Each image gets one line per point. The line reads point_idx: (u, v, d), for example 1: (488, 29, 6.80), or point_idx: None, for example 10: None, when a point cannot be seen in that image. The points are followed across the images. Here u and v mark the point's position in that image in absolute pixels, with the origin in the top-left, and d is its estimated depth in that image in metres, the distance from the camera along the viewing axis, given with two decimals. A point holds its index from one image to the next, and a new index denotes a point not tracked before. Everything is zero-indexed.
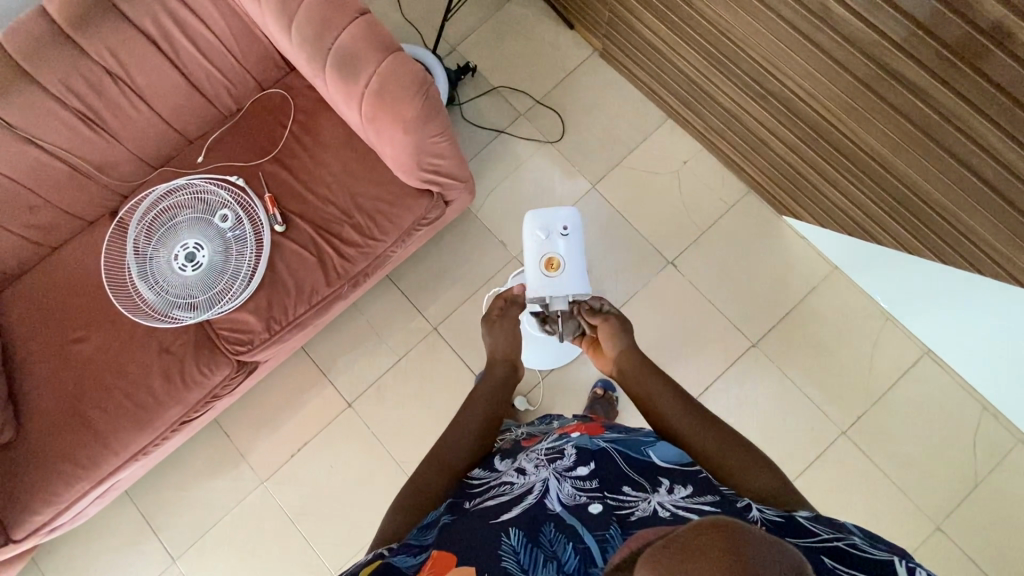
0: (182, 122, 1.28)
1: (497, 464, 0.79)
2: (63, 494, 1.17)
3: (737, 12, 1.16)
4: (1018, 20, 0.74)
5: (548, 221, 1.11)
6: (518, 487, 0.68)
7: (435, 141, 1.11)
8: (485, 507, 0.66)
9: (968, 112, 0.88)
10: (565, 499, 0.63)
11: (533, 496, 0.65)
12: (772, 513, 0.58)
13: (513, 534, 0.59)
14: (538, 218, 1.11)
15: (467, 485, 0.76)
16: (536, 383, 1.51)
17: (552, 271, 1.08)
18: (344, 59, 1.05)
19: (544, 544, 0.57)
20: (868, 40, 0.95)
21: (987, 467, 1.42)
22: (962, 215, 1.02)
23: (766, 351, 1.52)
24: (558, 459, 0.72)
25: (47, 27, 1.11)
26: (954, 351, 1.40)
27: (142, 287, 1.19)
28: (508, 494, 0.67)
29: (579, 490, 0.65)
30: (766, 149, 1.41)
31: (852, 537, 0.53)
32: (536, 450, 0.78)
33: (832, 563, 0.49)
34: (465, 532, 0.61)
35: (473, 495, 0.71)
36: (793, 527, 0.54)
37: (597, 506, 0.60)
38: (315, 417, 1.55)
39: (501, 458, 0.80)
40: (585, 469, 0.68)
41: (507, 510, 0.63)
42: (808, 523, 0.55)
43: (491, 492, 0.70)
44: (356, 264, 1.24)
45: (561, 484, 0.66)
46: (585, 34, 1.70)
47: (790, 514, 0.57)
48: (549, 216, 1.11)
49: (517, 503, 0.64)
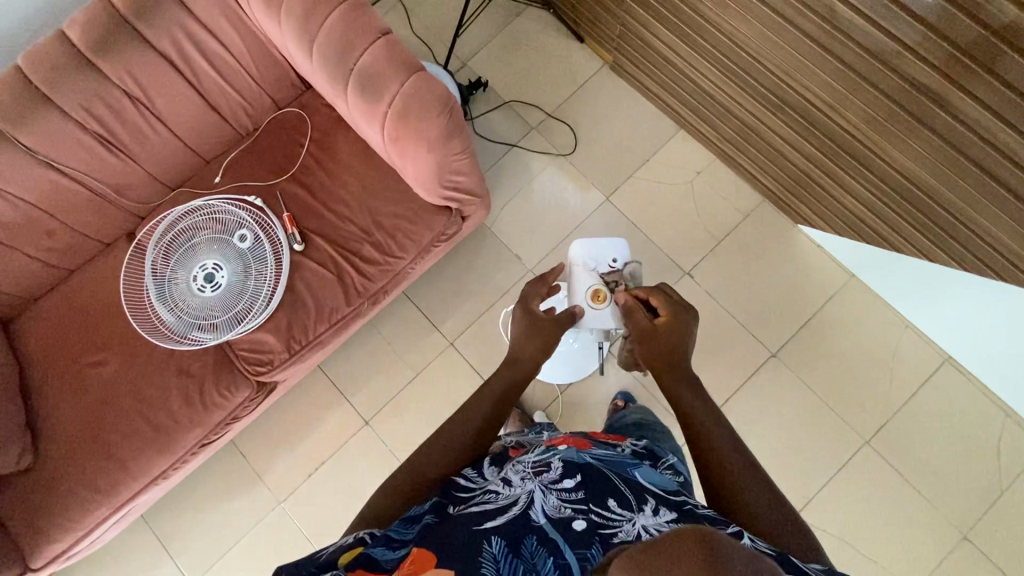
0: (200, 143, 1.27)
1: (485, 470, 0.76)
2: (83, 521, 1.15)
3: (750, 22, 1.16)
4: None
5: (597, 254, 1.16)
6: (503, 497, 0.66)
7: (457, 159, 1.10)
8: (469, 513, 0.62)
9: (986, 116, 0.88)
10: (550, 511, 0.61)
11: (517, 508, 0.62)
12: (763, 546, 0.55)
13: (495, 542, 0.56)
14: (587, 249, 1.16)
15: (454, 487, 0.72)
16: (554, 397, 1.50)
17: (597, 302, 1.08)
18: (365, 80, 1.05)
19: (524, 554, 0.54)
20: (882, 47, 0.95)
21: (1012, 473, 1.41)
22: (979, 217, 1.02)
23: (785, 360, 1.51)
24: (544, 471, 0.70)
25: (67, 51, 1.11)
26: (975, 358, 1.40)
27: (161, 309, 1.18)
28: (493, 502, 0.65)
29: (565, 502, 0.63)
30: (780, 157, 1.41)
31: None
32: (523, 461, 0.76)
33: None
34: (448, 538, 0.57)
35: (458, 499, 0.68)
36: (785, 563, 0.52)
37: (582, 522, 0.58)
38: (333, 436, 1.53)
39: (488, 464, 0.78)
40: (572, 481, 0.67)
41: (490, 518, 0.60)
42: (804, 568, 0.52)
43: (475, 497, 0.67)
44: (375, 281, 1.23)
45: (546, 496, 0.64)
46: (595, 47, 1.70)
47: (783, 553, 0.55)
48: (595, 248, 1.16)
49: (503, 512, 0.61)
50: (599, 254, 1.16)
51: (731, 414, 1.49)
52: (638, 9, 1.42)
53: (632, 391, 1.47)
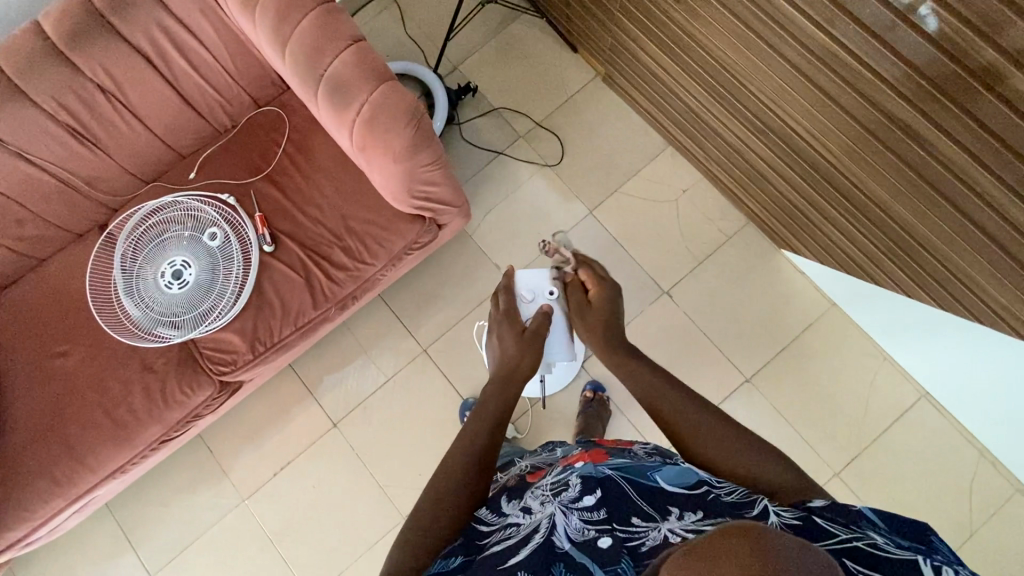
0: (176, 139, 1.27)
1: (505, 506, 0.74)
2: (39, 511, 1.15)
3: (737, 46, 1.13)
4: (1014, 67, 0.72)
5: (536, 283, 1.15)
6: (525, 528, 0.64)
7: (426, 169, 1.10)
8: (493, 554, 0.61)
9: (967, 161, 0.85)
10: (573, 534, 0.59)
11: (540, 536, 0.61)
12: (788, 515, 0.55)
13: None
14: (525, 280, 1.15)
15: (475, 531, 0.70)
16: (525, 410, 1.49)
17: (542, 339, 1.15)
18: (335, 88, 1.04)
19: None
20: (865, 82, 0.93)
21: (983, 516, 1.38)
22: (958, 259, 1.00)
23: (760, 387, 1.49)
24: (563, 491, 0.67)
25: (42, 42, 1.10)
26: (953, 395, 1.37)
27: (127, 303, 1.18)
28: (515, 536, 0.63)
29: (587, 523, 0.60)
30: (766, 183, 1.38)
31: (870, 535, 0.50)
32: (541, 485, 0.73)
33: (853, 566, 0.46)
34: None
35: (481, 542, 0.66)
36: (812, 529, 0.52)
37: (607, 540, 0.57)
38: (301, 436, 1.53)
39: (508, 499, 0.75)
40: (592, 498, 0.63)
41: (514, 554, 0.59)
42: (825, 523, 0.53)
43: (498, 537, 0.66)
44: (344, 287, 1.22)
45: (567, 518, 0.62)
46: (588, 58, 1.68)
47: (807, 514, 0.55)
48: (532, 282, 1.14)
49: (526, 544, 0.60)
50: (536, 284, 1.14)
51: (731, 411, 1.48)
52: (629, 25, 1.40)
53: (601, 381, 1.47)
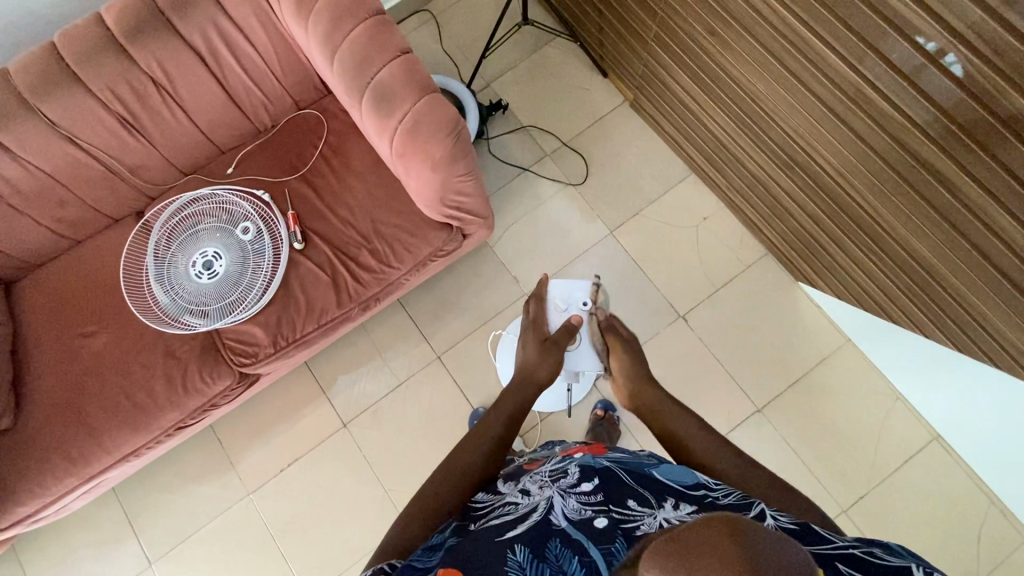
0: (217, 134, 1.31)
1: (501, 488, 0.74)
2: (51, 487, 1.16)
3: (769, 81, 1.16)
4: None
5: (569, 295, 1.18)
6: (523, 507, 0.64)
7: (460, 179, 1.13)
8: (491, 525, 0.61)
9: (990, 204, 0.87)
10: (570, 514, 0.59)
11: (538, 514, 0.61)
12: (786, 520, 0.56)
13: (520, 550, 0.54)
14: (557, 290, 1.18)
15: (472, 509, 0.70)
16: (533, 425, 1.49)
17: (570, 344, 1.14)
18: (382, 93, 1.08)
19: (550, 558, 0.53)
20: (893, 122, 0.95)
21: (992, 564, 1.36)
22: (976, 301, 1.01)
23: (770, 417, 1.49)
24: (561, 478, 0.68)
25: (102, 33, 1.15)
26: (965, 440, 1.37)
27: (157, 289, 1.21)
28: (513, 513, 0.63)
29: (584, 504, 0.61)
30: (786, 214, 1.40)
31: (869, 545, 0.51)
32: (540, 471, 0.74)
33: (845, 569, 0.48)
34: (475, 552, 0.56)
35: (477, 517, 0.67)
36: (809, 533, 0.53)
37: (603, 520, 0.57)
38: (310, 434, 1.54)
39: (504, 481, 0.76)
40: (589, 485, 0.64)
41: (511, 527, 0.59)
42: (825, 532, 0.54)
43: (494, 513, 0.66)
44: (368, 289, 1.25)
45: (565, 500, 0.62)
46: (617, 83, 1.73)
47: (805, 524, 0.56)
48: (567, 290, 1.18)
49: (523, 520, 0.60)
50: (570, 294, 1.18)
51: (738, 442, 1.48)
52: (662, 53, 1.43)
53: (612, 402, 1.46)
